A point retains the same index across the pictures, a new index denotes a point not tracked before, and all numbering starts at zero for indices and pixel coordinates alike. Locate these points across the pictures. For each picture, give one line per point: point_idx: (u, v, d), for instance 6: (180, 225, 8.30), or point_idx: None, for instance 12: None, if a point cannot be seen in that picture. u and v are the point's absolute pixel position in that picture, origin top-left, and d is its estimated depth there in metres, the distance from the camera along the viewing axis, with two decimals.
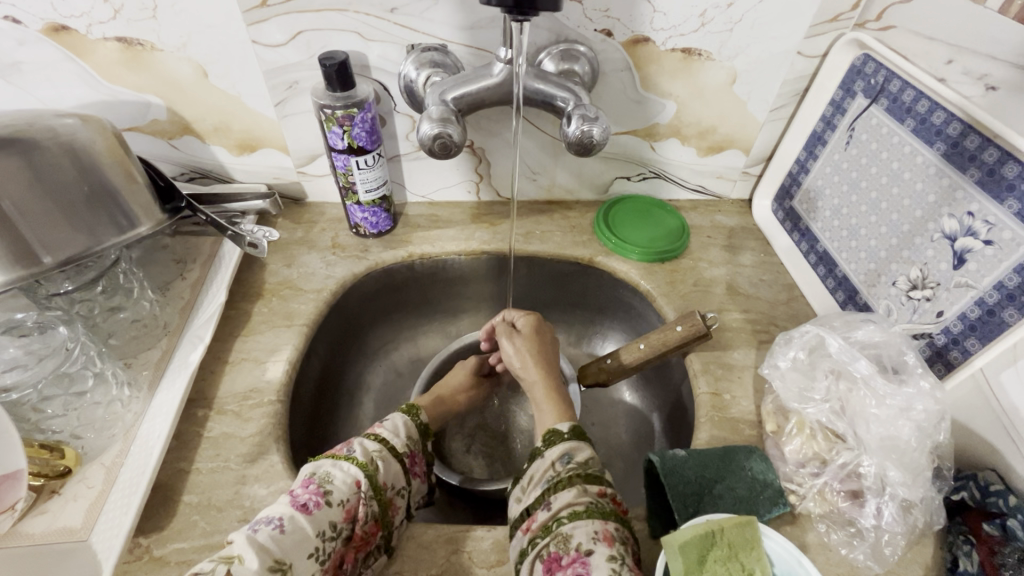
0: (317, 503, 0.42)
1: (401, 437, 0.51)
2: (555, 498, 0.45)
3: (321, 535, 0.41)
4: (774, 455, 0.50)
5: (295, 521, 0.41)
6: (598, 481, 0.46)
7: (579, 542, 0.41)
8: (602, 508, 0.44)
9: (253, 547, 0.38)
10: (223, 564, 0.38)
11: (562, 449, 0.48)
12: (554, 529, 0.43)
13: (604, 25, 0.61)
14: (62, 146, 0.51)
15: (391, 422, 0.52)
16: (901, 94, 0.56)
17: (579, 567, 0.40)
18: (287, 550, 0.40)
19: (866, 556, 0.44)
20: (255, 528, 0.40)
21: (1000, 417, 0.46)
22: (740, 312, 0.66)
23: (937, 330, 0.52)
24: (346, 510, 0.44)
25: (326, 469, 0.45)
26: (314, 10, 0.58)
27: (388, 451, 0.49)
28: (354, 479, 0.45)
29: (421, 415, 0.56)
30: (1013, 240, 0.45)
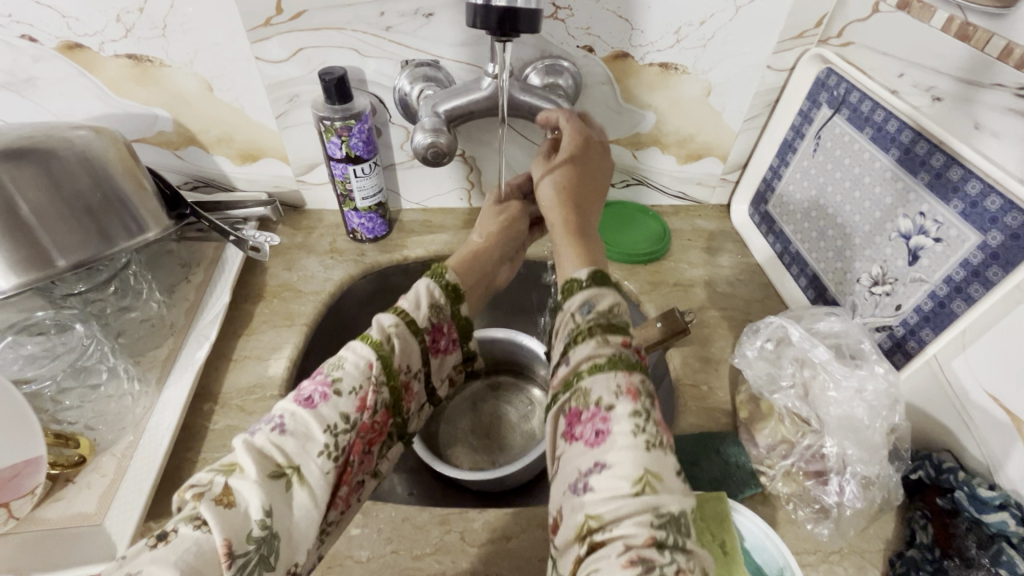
0: (323, 395, 0.42)
1: (423, 309, 0.50)
2: (575, 350, 0.42)
3: (329, 430, 0.40)
4: (747, 440, 0.53)
5: (297, 418, 0.40)
6: (623, 334, 0.42)
7: (599, 397, 0.39)
8: (626, 359, 0.40)
9: (251, 455, 0.37)
10: (222, 475, 0.37)
11: (582, 298, 0.45)
12: (575, 384, 0.41)
13: (585, 42, 0.65)
14: (77, 155, 0.55)
15: (413, 292, 0.50)
16: (860, 105, 0.60)
17: (598, 422, 0.38)
18: (292, 453, 0.39)
19: (830, 530, 0.48)
20: (256, 430, 0.39)
21: (953, 401, 0.50)
22: (718, 310, 0.70)
23: (896, 322, 0.56)
24: (357, 400, 0.43)
25: (338, 356, 0.44)
26: (313, 28, 0.62)
27: (406, 327, 0.48)
28: (367, 364, 0.44)
29: (449, 276, 0.53)
30: (958, 237, 0.49)
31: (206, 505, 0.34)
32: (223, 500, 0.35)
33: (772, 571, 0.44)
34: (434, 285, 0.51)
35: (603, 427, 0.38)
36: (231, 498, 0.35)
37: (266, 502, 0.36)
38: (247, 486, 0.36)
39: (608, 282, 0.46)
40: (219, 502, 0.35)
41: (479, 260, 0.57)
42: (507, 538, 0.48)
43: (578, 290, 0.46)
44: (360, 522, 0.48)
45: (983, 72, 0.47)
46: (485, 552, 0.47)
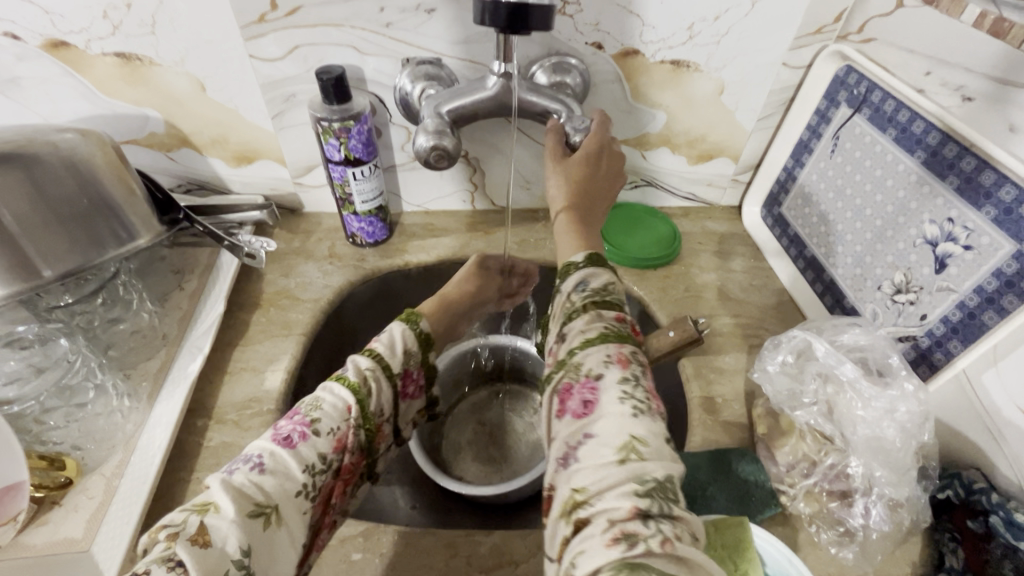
0: (302, 434, 0.41)
1: (398, 355, 0.51)
2: (569, 327, 0.43)
3: (307, 471, 0.40)
4: (766, 457, 0.51)
5: (277, 457, 0.40)
6: (616, 308, 0.43)
7: (590, 367, 0.40)
8: (617, 331, 0.41)
9: (229, 493, 0.36)
10: (196, 513, 0.35)
11: (578, 277, 0.46)
12: (567, 361, 0.41)
13: (594, 38, 0.62)
14: (62, 160, 0.52)
15: (387, 335, 0.52)
16: (882, 104, 0.57)
17: (588, 392, 0.38)
18: (271, 492, 0.38)
19: (855, 554, 0.45)
20: (232, 470, 0.38)
21: (984, 418, 0.47)
22: (731, 317, 0.67)
23: (921, 332, 0.54)
24: (334, 440, 0.43)
25: (314, 396, 0.45)
26: (309, 25, 0.59)
27: (381, 371, 0.48)
28: (344, 406, 0.45)
29: (421, 322, 0.55)
30: (990, 245, 0.47)
31: (182, 546, 0.33)
32: (200, 540, 0.34)
33: None
34: (408, 331, 0.53)
35: (592, 396, 0.38)
36: (207, 538, 0.34)
37: (244, 543, 0.35)
38: (225, 527, 0.35)
39: (603, 264, 0.48)
40: (195, 543, 0.33)
41: (448, 308, 0.59)
42: (515, 562, 0.45)
43: (574, 272, 0.48)
44: (361, 546, 0.46)
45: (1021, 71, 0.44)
46: None
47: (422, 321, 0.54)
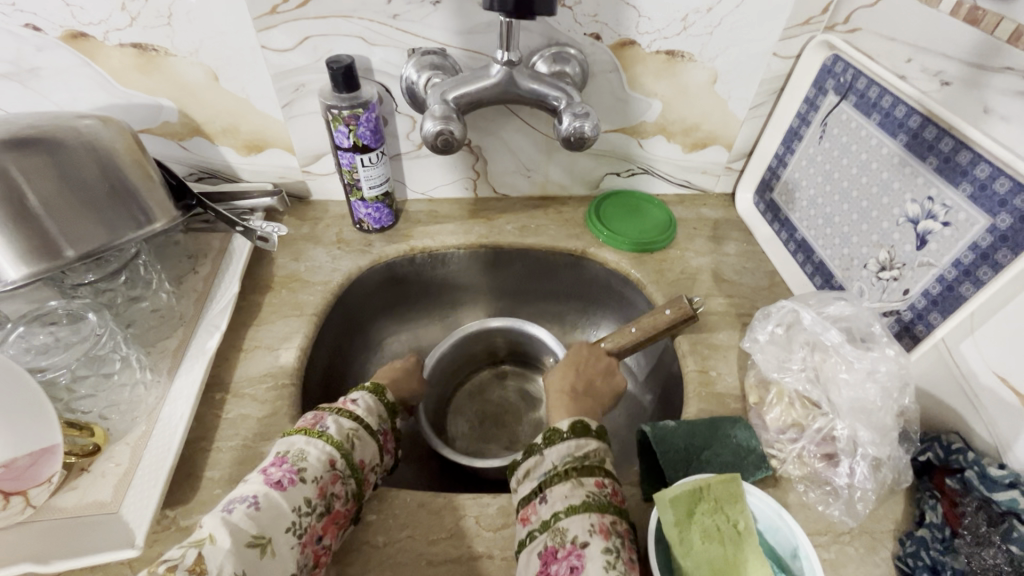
0: (292, 479, 0.43)
1: (371, 415, 0.53)
2: (549, 493, 0.45)
3: (297, 510, 0.42)
4: (757, 424, 0.54)
5: (270, 497, 0.42)
6: (595, 476, 0.46)
7: (575, 534, 0.42)
8: (599, 501, 0.44)
9: (225, 527, 0.39)
10: (193, 548, 0.37)
11: (563, 447, 0.48)
12: (552, 524, 0.43)
13: (592, 29, 0.65)
14: (84, 145, 0.54)
15: (362, 400, 0.54)
16: (867, 91, 0.60)
17: (574, 558, 0.41)
18: (265, 526, 0.40)
19: (841, 512, 0.48)
20: (229, 508, 0.40)
21: (962, 383, 0.50)
22: (725, 297, 0.70)
23: (904, 306, 0.56)
24: (319, 486, 0.44)
25: (300, 447, 0.46)
26: (319, 16, 0.61)
27: (361, 429, 0.50)
28: (328, 457, 0.46)
29: (387, 393, 0.57)
30: (967, 220, 0.50)
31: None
32: (196, 569, 0.36)
33: (785, 554, 0.44)
34: (376, 401, 0.55)
35: (578, 562, 0.41)
36: (203, 566, 0.36)
37: (237, 569, 0.37)
38: (220, 556, 0.37)
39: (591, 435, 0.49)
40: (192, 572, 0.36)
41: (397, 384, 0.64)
42: None
43: (559, 440, 0.49)
44: (375, 508, 0.49)
45: (993, 55, 0.47)
46: (500, 537, 0.47)
47: (387, 393, 0.56)
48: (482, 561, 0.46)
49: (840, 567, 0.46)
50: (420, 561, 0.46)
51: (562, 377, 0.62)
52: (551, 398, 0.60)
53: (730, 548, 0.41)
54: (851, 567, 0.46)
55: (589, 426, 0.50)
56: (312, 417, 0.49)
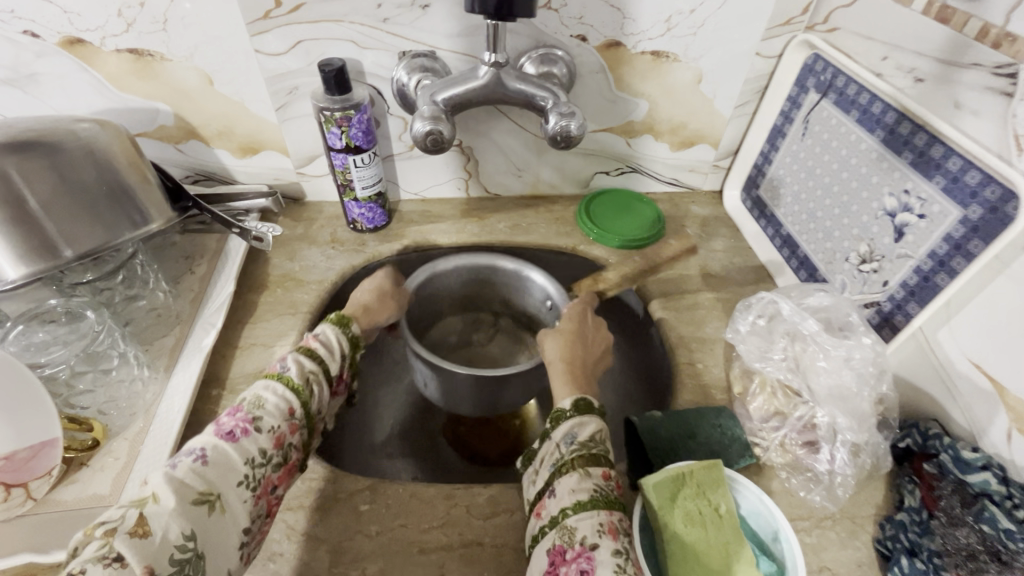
0: (245, 430, 0.44)
1: (334, 356, 0.54)
2: (558, 486, 0.45)
3: (250, 464, 0.43)
4: (741, 413, 0.55)
5: (220, 450, 0.42)
6: (603, 466, 0.45)
7: (584, 535, 0.41)
8: (608, 499, 0.43)
9: (173, 485, 0.39)
10: (135, 508, 0.38)
11: (567, 428, 0.48)
12: (560, 521, 0.42)
13: (579, 31, 0.66)
14: (82, 148, 0.56)
15: (323, 335, 0.54)
16: (846, 88, 0.62)
17: (584, 561, 0.40)
18: (215, 482, 0.41)
19: (822, 497, 0.50)
20: (177, 463, 0.41)
21: (939, 370, 0.51)
22: (712, 292, 0.71)
23: (884, 298, 0.58)
24: (276, 437, 0.45)
25: (255, 394, 0.47)
26: (311, 21, 0.63)
27: (321, 371, 0.51)
28: (287, 405, 0.47)
29: (352, 326, 0.58)
30: (941, 212, 0.51)
31: (121, 542, 0.36)
32: (139, 531, 0.37)
33: (765, 536, 0.45)
34: (341, 337, 0.56)
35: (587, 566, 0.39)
36: (146, 528, 0.37)
37: (186, 529, 0.38)
38: (164, 514, 0.38)
39: (594, 411, 0.50)
40: (134, 534, 0.36)
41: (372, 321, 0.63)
42: (511, 510, 0.49)
43: (565, 420, 0.49)
44: (368, 498, 0.50)
45: (962, 52, 0.48)
46: (490, 524, 0.49)
47: (352, 326, 0.57)
48: (472, 548, 0.47)
49: (822, 550, 0.47)
50: (411, 549, 0.47)
51: (562, 348, 0.58)
52: (551, 370, 0.56)
53: (711, 531, 0.43)
54: (832, 550, 0.47)
55: (591, 403, 0.50)
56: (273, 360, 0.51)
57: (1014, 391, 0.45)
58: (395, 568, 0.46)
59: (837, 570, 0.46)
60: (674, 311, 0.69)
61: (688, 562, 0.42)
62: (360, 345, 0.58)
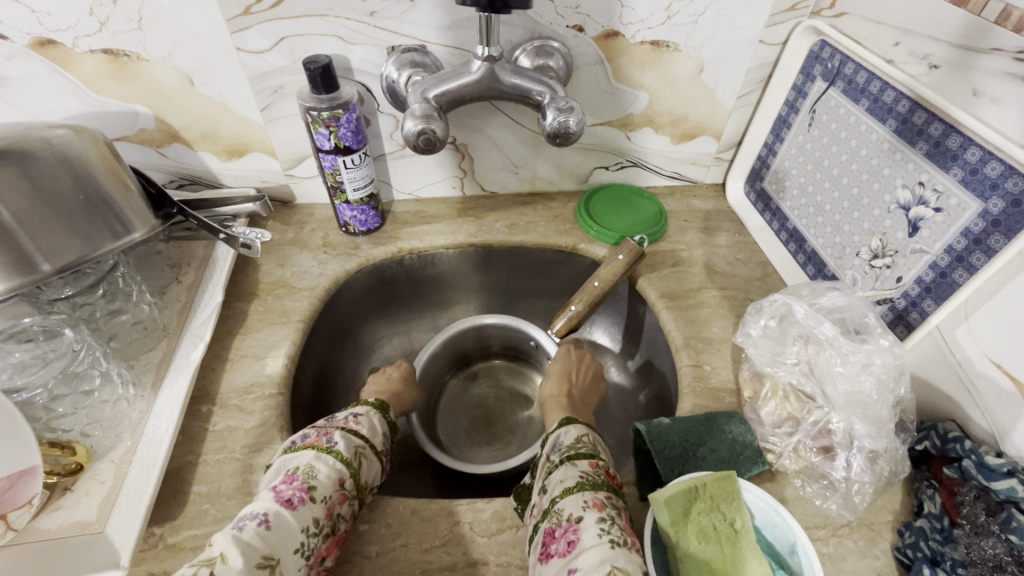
0: (302, 498, 0.42)
1: (378, 436, 0.53)
2: (549, 481, 0.46)
3: (306, 531, 0.41)
4: (752, 418, 0.53)
5: (280, 515, 0.41)
6: (588, 455, 0.46)
7: (570, 512, 0.41)
8: (591, 480, 0.43)
9: (237, 547, 0.37)
10: (204, 567, 0.36)
11: (552, 439, 0.50)
12: (549, 509, 0.43)
13: (575, 21, 0.63)
14: (56, 155, 0.52)
15: (367, 418, 0.53)
16: (855, 76, 0.59)
17: (570, 533, 0.40)
18: (275, 546, 0.39)
19: (838, 505, 0.48)
20: (240, 526, 0.39)
21: (958, 370, 0.50)
22: (718, 289, 0.69)
23: (898, 294, 0.56)
24: (327, 507, 0.43)
25: (311, 462, 0.45)
26: (296, 16, 0.60)
27: (368, 445, 0.50)
28: (339, 475, 0.45)
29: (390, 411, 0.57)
30: (958, 205, 0.49)
31: None
32: None
33: (783, 551, 0.44)
34: (381, 417, 0.55)
35: (574, 537, 0.39)
36: None
37: None
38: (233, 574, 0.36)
39: (576, 421, 0.51)
40: None
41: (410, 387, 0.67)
42: (516, 527, 0.47)
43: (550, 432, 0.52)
44: (368, 517, 0.48)
45: (980, 36, 0.46)
46: (496, 541, 0.47)
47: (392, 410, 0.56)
48: (475, 568, 0.45)
49: (839, 560, 0.46)
50: (414, 570, 0.45)
51: (554, 384, 0.63)
52: (545, 406, 0.61)
53: (727, 548, 0.41)
54: (850, 560, 0.46)
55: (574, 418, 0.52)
56: (316, 433, 0.48)
57: None
58: None
59: None
60: (679, 311, 0.67)
61: None
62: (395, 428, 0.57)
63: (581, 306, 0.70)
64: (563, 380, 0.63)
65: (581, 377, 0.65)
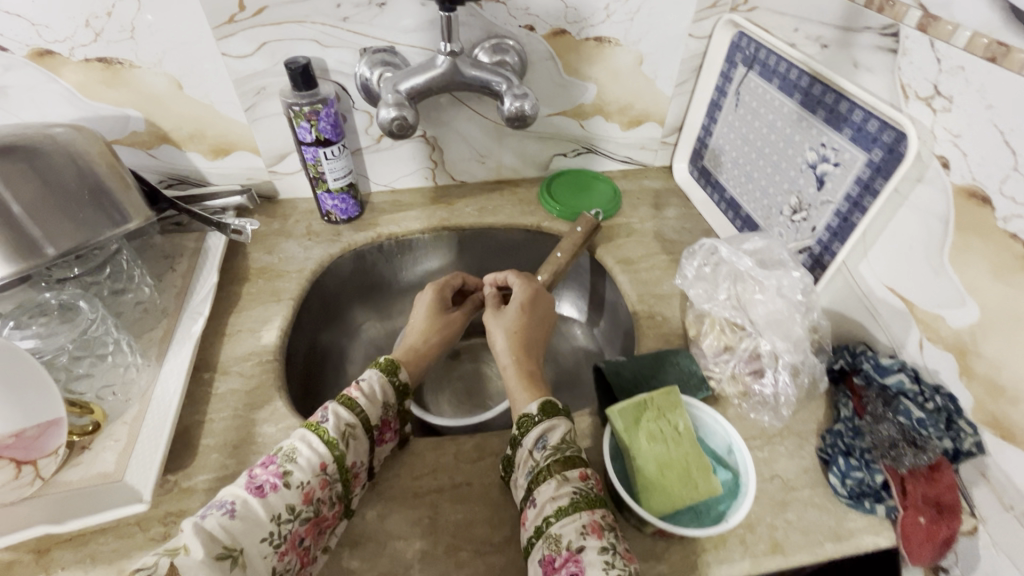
0: (274, 485, 0.44)
1: (377, 404, 0.52)
2: (537, 494, 0.46)
3: (275, 520, 0.43)
4: (697, 352, 0.61)
5: (246, 504, 0.43)
6: (577, 466, 0.47)
7: (569, 539, 0.43)
8: (585, 499, 0.45)
9: (199, 537, 0.40)
10: (166, 556, 0.39)
11: (537, 434, 0.49)
12: (544, 530, 0.44)
13: (526, 21, 0.72)
14: (61, 151, 0.58)
15: (368, 382, 0.53)
16: (767, 60, 0.69)
17: (572, 564, 0.42)
18: (238, 536, 0.41)
19: (770, 417, 0.56)
20: (205, 515, 0.42)
21: (862, 298, 0.59)
22: (667, 254, 0.78)
23: (814, 241, 0.65)
24: (304, 493, 0.45)
25: (291, 445, 0.47)
26: (275, 23, 0.67)
27: (360, 424, 0.50)
28: (320, 460, 0.46)
29: (399, 373, 0.56)
30: (851, 159, 0.58)
31: None
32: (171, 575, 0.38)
33: (721, 451, 0.52)
34: (386, 383, 0.54)
35: (577, 569, 0.42)
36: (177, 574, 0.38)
37: None
38: (192, 565, 0.38)
39: (559, 413, 0.51)
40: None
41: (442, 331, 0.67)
42: (495, 454, 0.54)
43: (532, 427, 0.50)
44: None
45: (855, 18, 0.55)
46: (478, 467, 0.53)
47: (400, 371, 0.56)
48: (461, 489, 0.52)
49: (773, 461, 0.54)
50: (407, 494, 0.51)
51: (512, 356, 0.61)
52: (509, 383, 0.59)
53: (673, 445, 0.48)
54: (782, 461, 0.54)
55: (557, 405, 0.52)
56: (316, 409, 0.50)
57: (920, 305, 0.52)
58: (392, 512, 0.50)
59: (787, 476, 0.53)
60: (634, 274, 0.75)
61: (654, 474, 0.47)
62: (410, 391, 0.57)
63: (549, 278, 0.74)
64: (520, 349, 0.62)
65: (533, 339, 0.64)
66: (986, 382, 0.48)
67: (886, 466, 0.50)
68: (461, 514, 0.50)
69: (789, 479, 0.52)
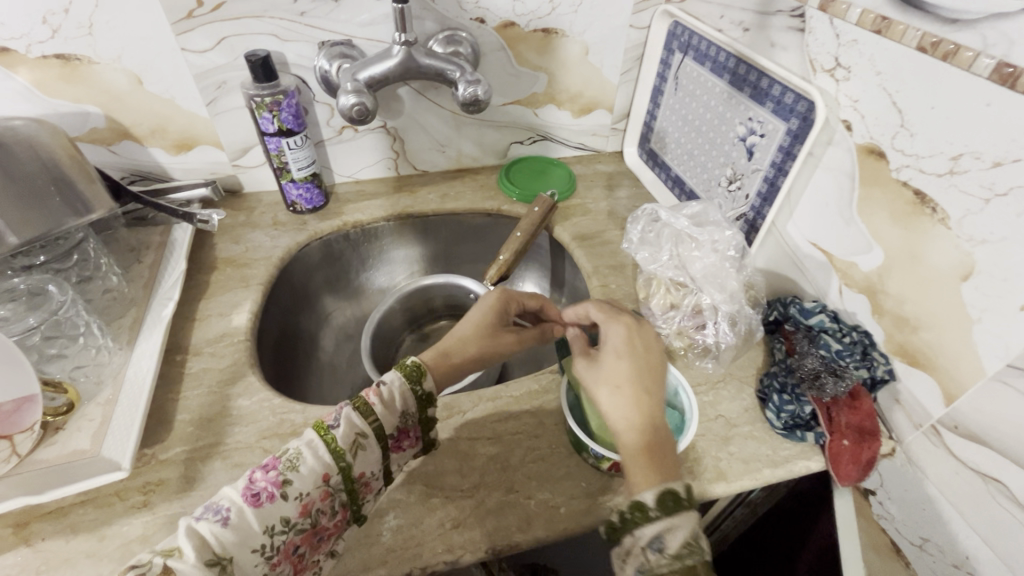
0: (271, 495, 0.42)
1: (394, 411, 0.49)
2: None
3: (268, 531, 0.41)
4: (647, 312, 0.66)
5: (242, 512, 0.41)
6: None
7: None
8: None
9: (192, 540, 0.38)
10: (161, 557, 0.37)
11: (653, 534, 0.40)
12: None
13: (477, 14, 0.76)
14: (23, 144, 0.60)
15: (387, 387, 0.49)
16: (699, 45, 0.75)
17: None
18: (229, 545, 0.39)
19: (713, 364, 0.62)
20: (201, 517, 0.40)
21: (791, 254, 0.66)
22: (620, 229, 0.83)
23: (748, 208, 0.71)
24: (303, 504, 0.43)
25: (296, 450, 0.44)
26: (234, 18, 0.69)
27: (371, 433, 0.47)
28: (324, 470, 0.44)
29: (426, 381, 0.51)
30: (773, 129, 0.65)
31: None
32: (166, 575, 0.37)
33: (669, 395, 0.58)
34: (409, 392, 0.50)
35: None
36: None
37: None
38: (186, 569, 0.37)
39: (683, 508, 0.41)
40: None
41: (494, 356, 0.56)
42: (463, 411, 0.58)
43: (647, 524, 0.41)
44: None
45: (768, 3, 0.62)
46: (446, 424, 0.57)
47: (425, 381, 0.51)
48: None
49: (716, 403, 0.59)
50: None
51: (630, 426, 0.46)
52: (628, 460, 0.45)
53: None
54: (725, 402, 0.59)
55: (679, 496, 0.41)
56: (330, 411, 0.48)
57: (838, 255, 0.59)
58: None
59: (730, 415, 0.58)
60: (589, 248, 0.80)
61: None
62: (434, 400, 0.52)
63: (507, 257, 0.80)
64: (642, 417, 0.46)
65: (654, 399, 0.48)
66: (893, 316, 0.54)
67: (812, 396, 0.56)
68: (431, 466, 0.53)
69: (731, 417, 0.58)
